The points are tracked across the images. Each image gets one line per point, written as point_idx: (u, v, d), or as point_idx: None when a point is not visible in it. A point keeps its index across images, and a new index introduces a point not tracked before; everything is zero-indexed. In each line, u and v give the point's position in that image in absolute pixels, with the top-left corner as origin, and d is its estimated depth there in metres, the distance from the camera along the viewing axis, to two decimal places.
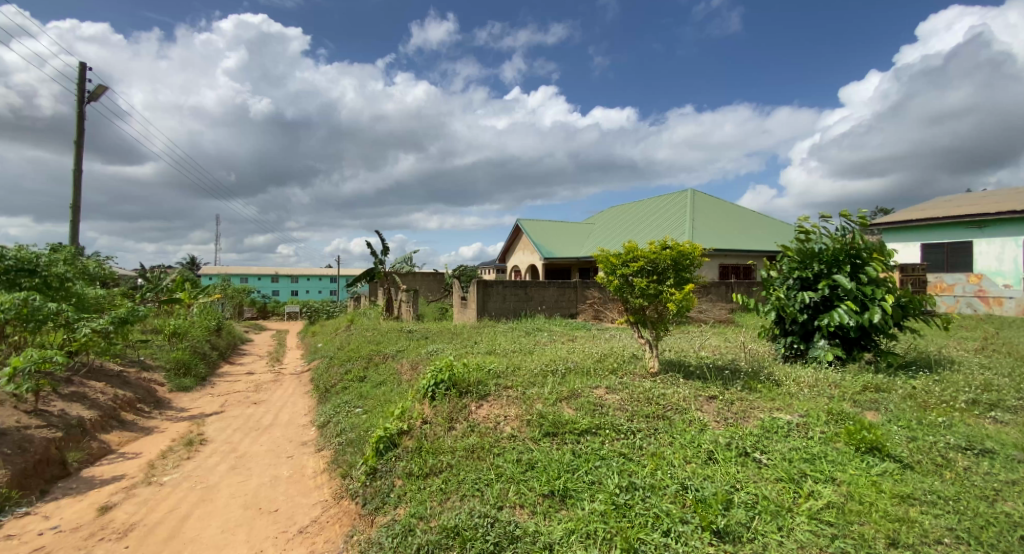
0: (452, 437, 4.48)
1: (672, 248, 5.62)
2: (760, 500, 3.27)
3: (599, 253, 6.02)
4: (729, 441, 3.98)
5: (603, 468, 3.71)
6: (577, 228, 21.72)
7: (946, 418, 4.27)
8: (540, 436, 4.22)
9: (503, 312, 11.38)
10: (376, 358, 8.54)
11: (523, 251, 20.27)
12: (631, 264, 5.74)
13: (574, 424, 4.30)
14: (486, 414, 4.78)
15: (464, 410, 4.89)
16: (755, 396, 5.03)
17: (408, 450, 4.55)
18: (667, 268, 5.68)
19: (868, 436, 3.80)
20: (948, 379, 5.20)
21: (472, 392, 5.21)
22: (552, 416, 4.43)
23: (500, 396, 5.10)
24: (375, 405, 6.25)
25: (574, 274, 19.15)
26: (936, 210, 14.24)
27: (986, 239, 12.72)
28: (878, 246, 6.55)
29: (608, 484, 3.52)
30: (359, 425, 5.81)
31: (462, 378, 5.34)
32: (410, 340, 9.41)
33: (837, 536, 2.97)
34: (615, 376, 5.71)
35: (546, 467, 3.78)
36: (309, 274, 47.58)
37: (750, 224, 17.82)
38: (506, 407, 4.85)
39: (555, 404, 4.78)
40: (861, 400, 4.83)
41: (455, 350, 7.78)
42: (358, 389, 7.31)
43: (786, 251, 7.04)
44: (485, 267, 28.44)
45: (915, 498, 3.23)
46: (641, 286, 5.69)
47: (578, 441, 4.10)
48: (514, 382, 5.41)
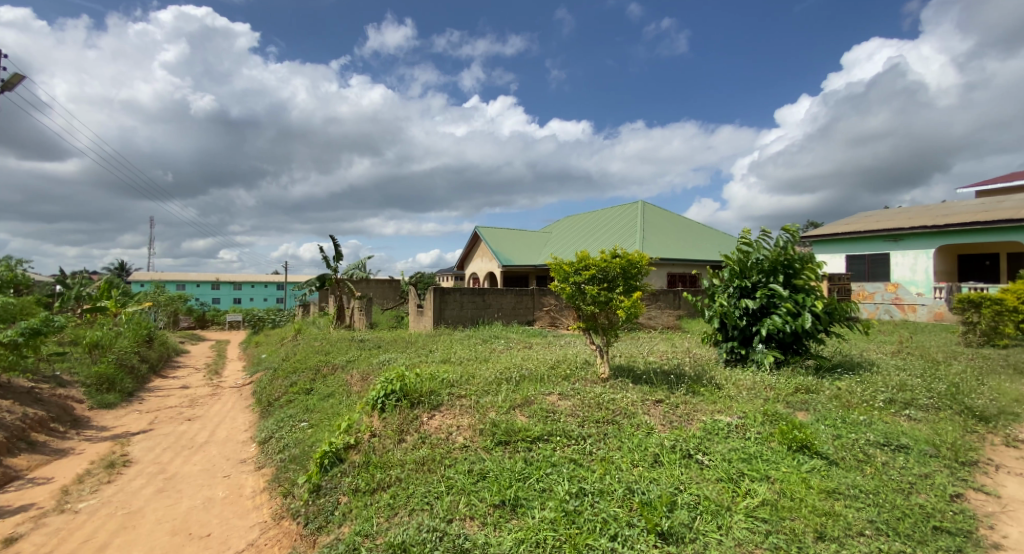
0: (402, 450, 4.37)
1: (621, 257, 5.77)
2: (702, 500, 3.37)
3: (553, 261, 6.09)
4: (673, 443, 4.10)
5: (554, 475, 3.72)
6: (534, 236, 21.91)
7: (866, 417, 4.58)
8: (492, 445, 4.19)
9: (460, 319, 11.27)
10: (325, 369, 8.23)
11: (481, 258, 20.25)
12: (582, 272, 5.83)
13: (526, 431, 4.31)
14: (438, 425, 4.70)
15: (414, 422, 4.78)
16: (698, 399, 5.21)
17: (355, 464, 4.39)
18: (616, 277, 5.81)
19: (799, 435, 4.02)
20: (869, 380, 5.58)
21: (424, 402, 5.11)
22: (504, 424, 4.40)
23: (452, 406, 5.03)
24: (321, 418, 6.01)
25: (531, 281, 19.28)
26: (860, 224, 15.35)
27: (902, 251, 13.81)
28: (809, 258, 6.97)
29: (559, 491, 3.53)
30: (303, 440, 5.57)
31: (414, 388, 5.23)
32: (362, 350, 9.14)
33: (772, 532, 3.11)
34: (567, 382, 5.77)
35: (497, 476, 3.75)
36: (253, 282, 45.48)
37: (695, 235, 18.59)
38: (459, 417, 4.79)
39: (508, 412, 4.77)
40: (793, 401, 5.09)
41: (408, 359, 7.63)
42: (304, 402, 7.02)
43: (728, 261, 7.37)
44: (441, 275, 28.22)
45: (840, 492, 3.43)
46: (593, 293, 5.79)
47: (530, 449, 4.10)
48: (466, 391, 5.36)
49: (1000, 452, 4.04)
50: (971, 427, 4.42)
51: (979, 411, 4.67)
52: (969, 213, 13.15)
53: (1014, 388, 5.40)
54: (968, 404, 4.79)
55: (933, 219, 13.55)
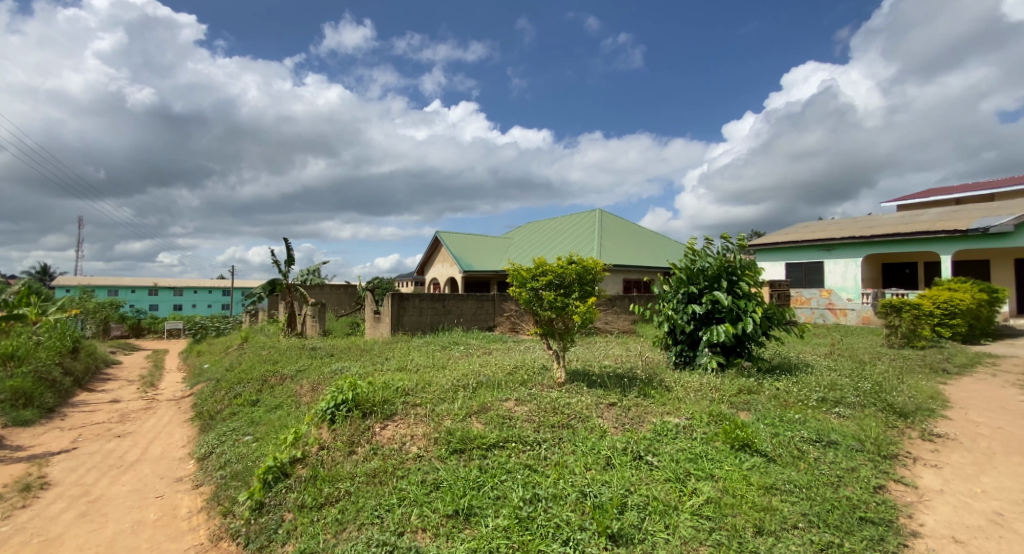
0: (352, 462, 4.24)
1: (577, 263, 5.86)
2: (651, 501, 3.45)
3: (510, 267, 6.11)
4: (625, 445, 4.18)
5: (508, 482, 3.71)
6: (495, 241, 21.91)
7: (801, 415, 4.82)
8: (447, 454, 4.13)
9: (419, 326, 11.06)
10: (273, 380, 7.87)
11: (441, 263, 20.05)
12: (540, 278, 5.88)
13: (482, 438, 4.28)
14: (391, 435, 4.59)
15: (366, 432, 4.66)
16: (649, 401, 5.34)
17: (301, 479, 4.22)
18: (572, 283, 5.89)
19: (741, 434, 4.19)
20: (804, 381, 5.90)
21: (377, 412, 4.99)
22: (459, 432, 4.35)
23: (407, 415, 4.94)
24: (267, 431, 5.76)
25: (493, 287, 19.24)
26: (797, 234, 16.26)
27: (834, 260, 14.69)
28: (751, 265, 7.28)
29: (513, 497, 3.52)
30: (247, 455, 5.31)
31: (366, 398, 5.09)
32: (314, 359, 8.82)
33: (715, 529, 3.21)
34: (524, 387, 5.78)
35: (451, 485, 3.70)
36: (196, 287, 43.20)
37: (648, 242, 19.13)
38: (413, 426, 4.70)
39: (464, 419, 4.72)
40: (737, 402, 5.30)
41: (361, 368, 7.43)
42: (249, 414, 6.70)
43: (676, 269, 7.62)
44: (399, 280, 27.75)
45: (777, 487, 3.60)
46: (550, 299, 5.84)
47: (485, 456, 4.07)
48: (422, 400, 5.27)
49: (917, 446, 4.33)
50: (892, 423, 4.73)
51: (900, 408, 5.01)
52: (893, 225, 14.17)
53: (930, 386, 5.83)
54: (890, 402, 5.14)
55: (861, 230, 14.52)
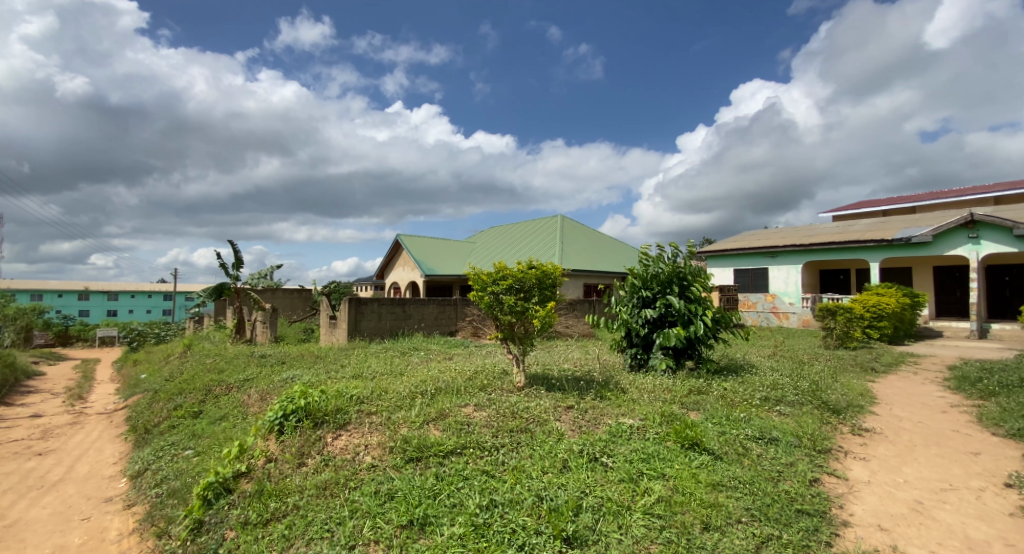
0: (301, 475, 4.08)
1: (537, 268, 5.90)
2: (605, 502, 3.50)
3: (470, 271, 6.08)
4: (581, 448, 4.23)
5: (465, 489, 3.67)
6: (458, 245, 21.75)
7: (746, 414, 5.02)
8: (402, 463, 4.05)
9: (378, 331, 10.82)
10: (218, 390, 7.50)
11: (402, 267, 19.72)
12: (500, 282, 5.88)
13: (439, 446, 4.22)
14: (344, 445, 4.46)
15: (317, 443, 4.51)
16: (605, 403, 5.43)
17: (245, 494, 4.02)
18: (532, 287, 5.92)
19: (691, 433, 4.33)
20: (749, 381, 6.14)
21: (329, 422, 4.83)
22: (416, 440, 4.28)
23: (361, 424, 4.82)
24: (210, 445, 5.48)
25: (455, 291, 19.17)
26: (745, 241, 16.98)
27: (777, 266, 15.43)
28: (701, 271, 7.55)
29: (469, 504, 3.49)
30: (186, 470, 5.02)
31: (317, 408, 4.93)
32: (263, 367, 8.47)
33: (665, 527, 3.29)
34: (484, 392, 5.76)
35: (406, 495, 3.62)
36: (133, 291, 40.74)
37: (606, 248, 19.50)
38: (368, 435, 4.58)
39: (421, 426, 4.65)
40: (687, 402, 5.47)
41: (314, 376, 7.18)
42: (190, 427, 6.36)
43: (631, 273, 7.79)
44: (358, 284, 27.17)
45: (723, 484, 3.73)
46: (510, 303, 5.85)
47: (442, 464, 4.02)
48: (377, 408, 5.15)
49: (848, 440, 4.60)
50: (827, 419, 4.99)
51: (833, 405, 5.31)
52: (831, 234, 15.04)
53: (860, 384, 6.20)
54: (825, 399, 5.43)
55: (802, 239, 15.33)
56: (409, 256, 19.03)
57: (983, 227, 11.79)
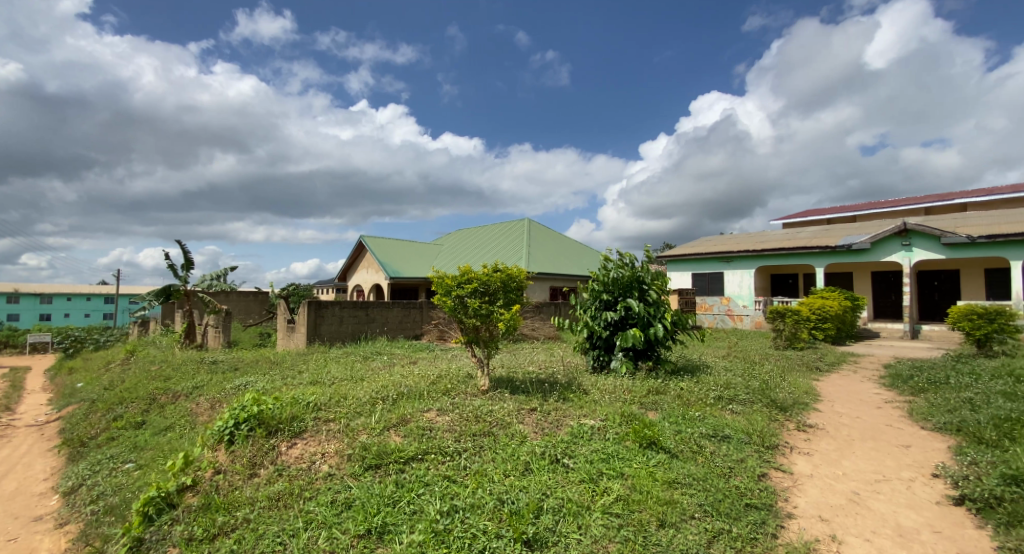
0: (252, 486, 3.94)
1: (502, 271, 5.93)
2: (566, 503, 3.54)
3: (434, 275, 6.04)
4: (543, 450, 4.27)
5: (426, 496, 3.63)
6: (424, 247, 21.54)
7: (700, 413, 5.18)
8: (361, 471, 3.97)
9: (339, 335, 10.58)
10: (163, 398, 7.15)
11: (365, 269, 19.38)
12: (465, 286, 5.86)
13: (399, 452, 4.17)
14: (299, 454, 4.34)
15: (270, 452, 4.37)
16: (567, 405, 5.50)
17: (191, 508, 3.84)
18: (497, 290, 5.93)
19: (648, 433, 4.44)
20: (704, 381, 6.34)
21: (283, 430, 4.68)
22: (375, 447, 4.21)
23: (318, 432, 4.70)
24: (153, 457, 5.22)
25: (420, 294, 18.99)
26: (702, 246, 17.52)
27: (732, 270, 15.98)
28: (660, 275, 7.76)
29: (429, 511, 3.45)
30: (126, 485, 4.77)
31: (271, 415, 4.77)
32: (215, 374, 8.14)
33: (623, 526, 3.36)
34: (447, 397, 5.73)
35: (364, 504, 3.55)
36: (69, 294, 38.43)
37: (570, 251, 19.75)
38: (325, 443, 4.48)
39: (381, 433, 4.58)
40: (646, 402, 5.60)
41: (268, 382, 6.96)
42: (132, 438, 6.05)
43: (592, 277, 7.91)
44: (319, 287, 26.59)
45: (678, 481, 3.83)
46: (474, 307, 5.83)
47: (403, 470, 3.97)
48: (335, 415, 5.04)
49: (794, 436, 4.82)
50: (775, 417, 5.21)
51: (780, 403, 5.54)
52: (782, 240, 15.70)
53: (805, 382, 6.49)
54: (773, 397, 5.68)
55: (755, 244, 15.96)
56: (373, 259, 18.70)
57: (915, 236, 12.57)
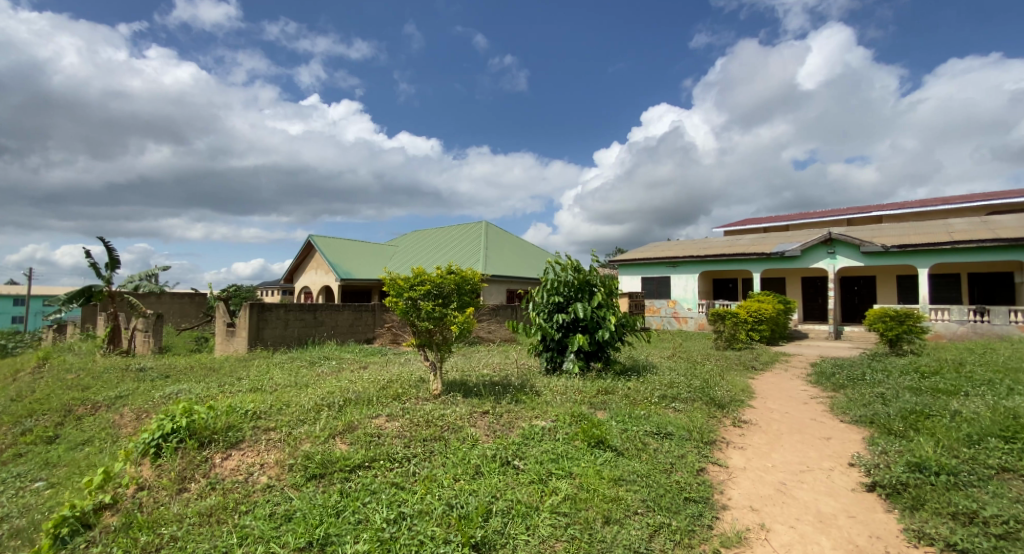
0: (181, 502, 3.74)
1: (456, 273, 5.93)
2: (515, 504, 3.59)
3: (386, 276, 5.94)
4: (493, 452, 4.30)
5: (372, 504, 3.58)
6: (378, 247, 21.14)
7: (645, 411, 5.36)
8: (303, 481, 3.87)
9: (283, 339, 10.21)
10: (81, 410, 6.70)
11: (314, 270, 18.81)
12: (418, 288, 5.80)
13: (345, 460, 4.10)
14: (235, 466, 4.17)
15: (203, 465, 4.17)
16: (519, 406, 5.57)
17: (109, 528, 3.59)
18: (451, 292, 5.91)
19: (596, 432, 4.56)
20: (649, 380, 6.57)
21: (217, 441, 4.49)
22: (319, 456, 4.12)
23: (256, 442, 4.54)
24: (67, 475, 4.86)
25: (374, 296, 18.64)
26: (651, 251, 18.08)
27: (678, 275, 16.60)
28: (609, 278, 7.99)
29: (375, 520, 3.40)
30: (35, 506, 4.42)
31: (204, 425, 4.56)
32: (143, 382, 7.67)
33: (569, 524, 3.43)
34: (397, 401, 5.66)
35: (305, 515, 3.45)
36: None
37: (526, 254, 19.94)
38: (264, 453, 4.33)
39: (326, 441, 4.48)
40: (595, 402, 5.75)
41: (202, 390, 6.62)
42: (44, 454, 5.60)
43: (545, 280, 8.01)
44: (265, 288, 25.61)
45: (623, 479, 3.96)
46: (427, 309, 5.79)
47: (348, 479, 3.89)
48: (275, 423, 4.88)
49: (730, 431, 5.07)
50: (713, 413, 5.47)
51: (719, 400, 5.82)
52: (725, 246, 16.44)
53: (742, 381, 6.83)
54: (712, 395, 5.95)
55: (699, 250, 16.65)
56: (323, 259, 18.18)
57: (839, 245, 13.49)
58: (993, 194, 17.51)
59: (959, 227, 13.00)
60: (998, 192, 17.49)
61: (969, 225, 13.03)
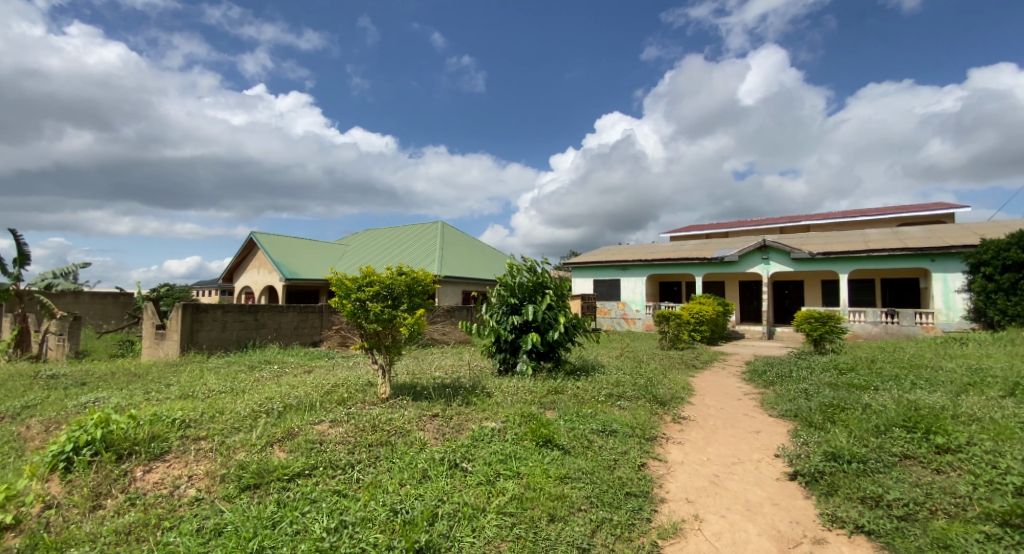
0: (95, 521, 3.50)
1: (406, 275, 5.88)
2: (461, 507, 3.61)
3: (333, 276, 5.79)
4: (442, 455, 4.31)
5: (311, 513, 3.50)
6: (326, 246, 20.57)
7: (592, 410, 5.49)
8: (236, 493, 3.74)
9: (221, 343, 9.77)
10: None
11: (257, 269, 18.07)
12: (366, 289, 5.70)
13: (283, 469, 3.99)
14: (159, 479, 3.96)
15: (122, 479, 3.94)
16: (470, 408, 5.58)
17: (9, 551, 3.31)
18: (401, 294, 5.86)
19: (544, 432, 4.64)
20: (597, 380, 6.73)
21: (138, 454, 4.25)
22: (254, 465, 3.98)
23: (184, 453, 4.34)
24: None
25: (322, 298, 18.14)
26: (602, 255, 18.49)
27: (627, 278, 17.05)
28: (561, 281, 8.14)
29: (314, 529, 3.32)
30: None
31: (122, 437, 4.30)
32: (55, 390, 7.12)
33: (515, 524, 3.49)
34: (343, 407, 5.55)
35: (237, 529, 3.33)
36: None
37: (481, 255, 19.98)
38: (191, 465, 4.14)
39: (263, 449, 4.34)
40: (544, 402, 5.84)
41: (123, 398, 6.22)
42: None
43: (499, 282, 8.05)
44: (204, 286, 24.34)
45: (569, 476, 4.05)
46: (376, 311, 5.70)
47: (286, 489, 3.79)
48: (206, 432, 4.68)
49: (670, 427, 5.29)
50: (655, 410, 5.68)
51: (661, 398, 6.05)
52: (672, 251, 17.03)
53: (683, 379, 7.11)
54: (655, 393, 6.18)
55: (647, 254, 17.18)
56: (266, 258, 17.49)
57: (772, 251, 14.25)
58: (907, 206, 19.06)
59: (875, 236, 14.09)
60: (913, 205, 19.09)
61: (885, 234, 14.14)
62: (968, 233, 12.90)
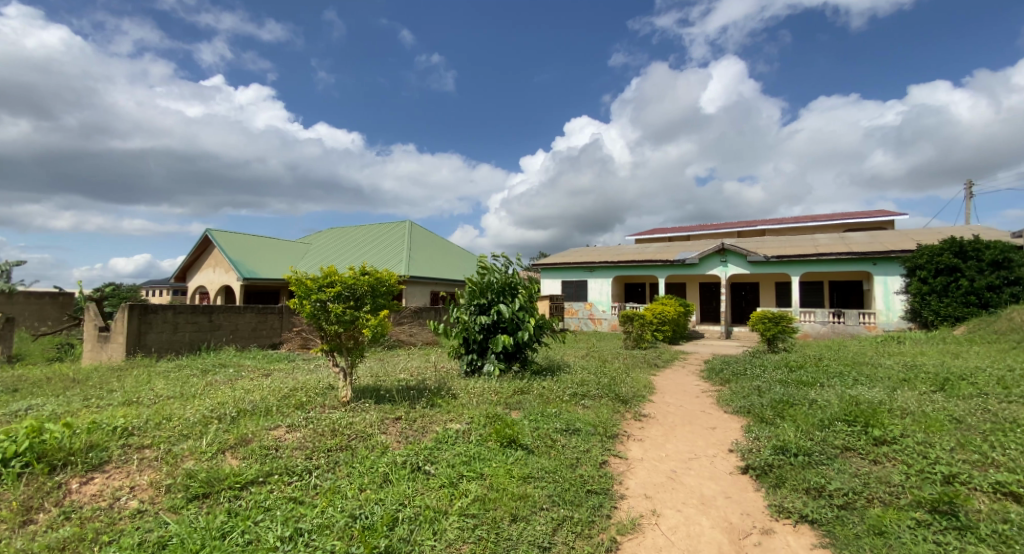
0: (25, 536, 3.31)
1: (369, 275, 5.80)
2: (422, 510, 3.59)
3: (293, 276, 5.66)
4: (404, 458, 4.27)
5: (265, 522, 3.41)
6: (287, 245, 20.02)
7: (556, 410, 5.56)
8: (183, 503, 3.61)
9: (172, 346, 9.39)
10: None
11: (212, 269, 17.43)
12: (327, 289, 5.59)
13: (235, 477, 3.87)
14: (97, 491, 3.78)
15: (56, 492, 3.73)
16: (435, 410, 5.55)
17: None
18: (363, 294, 5.77)
19: (508, 432, 4.67)
20: (562, 380, 6.81)
21: (74, 464, 4.04)
22: (204, 473, 3.85)
23: (126, 463, 4.15)
24: None
25: (283, 298, 17.68)
26: (568, 256, 18.70)
27: (593, 280, 17.30)
28: (529, 282, 8.19)
29: (268, 538, 3.24)
30: None
31: (57, 446, 4.08)
32: None
33: (477, 526, 3.49)
34: (301, 411, 5.43)
35: (183, 540, 3.21)
36: None
37: (448, 255, 19.90)
38: (133, 476, 3.97)
39: (213, 457, 4.20)
40: (510, 402, 5.87)
41: (60, 406, 5.88)
42: None
43: (468, 282, 8.03)
44: (155, 286, 23.29)
45: (532, 476, 4.09)
46: (338, 311, 5.60)
47: (237, 497, 3.69)
48: (151, 440, 4.50)
49: (631, 425, 5.41)
50: (617, 409, 5.80)
51: (623, 396, 6.18)
52: (636, 253, 17.37)
53: (644, 378, 7.28)
54: (617, 392, 6.30)
55: (612, 257, 17.47)
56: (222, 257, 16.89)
57: (730, 254, 14.74)
58: (855, 213, 20.05)
59: (824, 241, 14.78)
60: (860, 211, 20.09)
61: (833, 239, 14.84)
62: (908, 238, 13.67)
